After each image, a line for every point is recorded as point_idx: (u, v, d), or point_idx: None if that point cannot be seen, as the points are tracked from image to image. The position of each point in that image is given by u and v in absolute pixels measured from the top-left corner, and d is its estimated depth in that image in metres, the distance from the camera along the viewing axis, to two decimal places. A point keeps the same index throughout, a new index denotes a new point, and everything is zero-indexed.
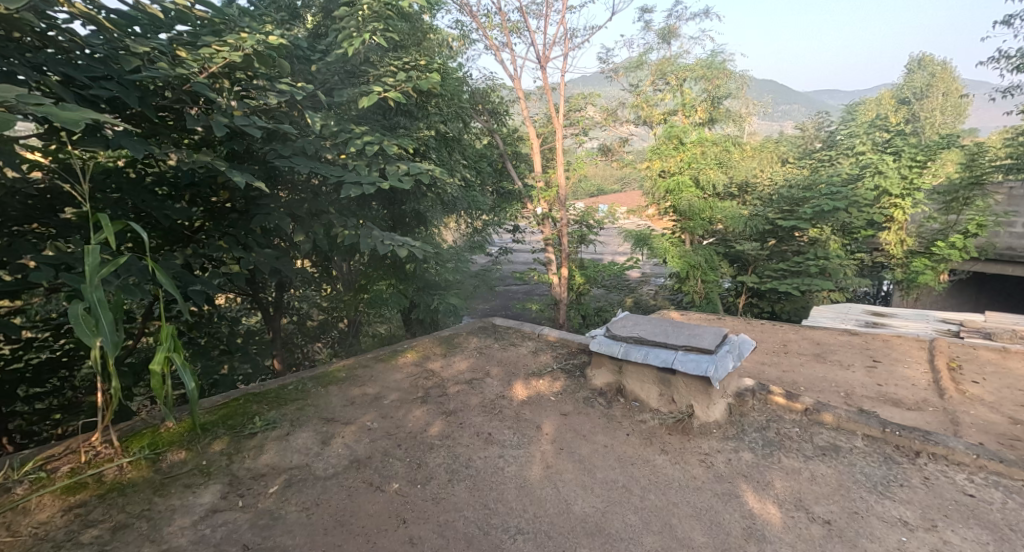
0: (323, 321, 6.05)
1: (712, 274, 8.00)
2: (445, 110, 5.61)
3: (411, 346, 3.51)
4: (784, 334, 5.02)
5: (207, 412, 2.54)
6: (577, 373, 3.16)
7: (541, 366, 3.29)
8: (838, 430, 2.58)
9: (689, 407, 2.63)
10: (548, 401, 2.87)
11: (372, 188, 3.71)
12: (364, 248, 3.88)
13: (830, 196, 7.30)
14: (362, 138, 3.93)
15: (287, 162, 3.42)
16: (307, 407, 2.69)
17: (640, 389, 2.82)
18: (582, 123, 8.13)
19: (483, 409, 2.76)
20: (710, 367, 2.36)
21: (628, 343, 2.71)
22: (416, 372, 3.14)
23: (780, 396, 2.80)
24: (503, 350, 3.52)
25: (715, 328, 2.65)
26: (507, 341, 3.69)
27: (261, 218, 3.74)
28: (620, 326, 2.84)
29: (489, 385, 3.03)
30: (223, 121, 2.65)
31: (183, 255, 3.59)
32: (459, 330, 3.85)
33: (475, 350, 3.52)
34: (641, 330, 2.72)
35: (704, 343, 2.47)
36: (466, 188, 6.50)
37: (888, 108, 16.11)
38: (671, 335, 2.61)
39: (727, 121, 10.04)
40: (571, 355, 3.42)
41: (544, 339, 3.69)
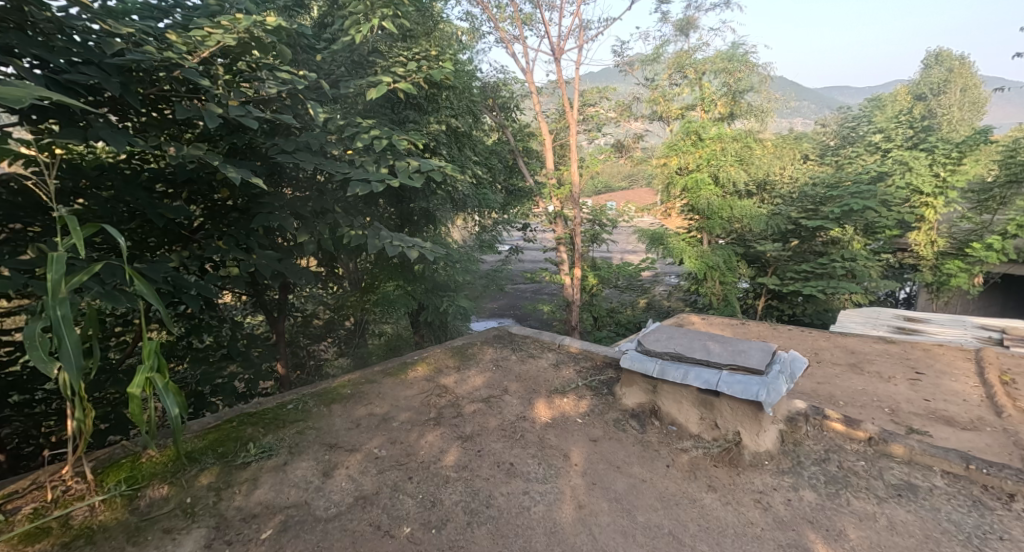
0: (330, 320, 5.76)
1: (730, 275, 7.75)
2: (456, 103, 5.36)
3: (422, 357, 3.28)
4: (815, 341, 4.74)
5: (195, 437, 2.32)
6: (604, 391, 2.92)
7: (564, 382, 3.04)
8: (912, 465, 2.35)
9: (736, 434, 2.42)
10: (574, 423, 2.63)
11: (380, 186, 3.46)
12: (373, 250, 3.64)
13: (858, 195, 6.96)
14: (370, 132, 3.67)
15: (291, 158, 3.23)
16: (307, 430, 2.45)
17: (677, 411, 2.61)
18: (596, 118, 7.83)
19: (503, 434, 2.52)
20: (761, 392, 2.13)
21: (663, 359, 2.46)
22: (428, 389, 2.90)
23: (838, 421, 2.58)
24: (520, 363, 3.28)
25: (761, 344, 2.42)
26: (525, 352, 3.45)
27: (263, 217, 3.52)
28: (651, 339, 2.58)
29: (507, 403, 2.79)
30: (216, 111, 2.43)
31: (178, 257, 3.37)
32: (473, 339, 3.62)
33: (490, 363, 3.27)
34: (677, 345, 2.48)
35: (753, 363, 2.23)
36: (477, 185, 6.24)
37: (907, 104, 15.74)
38: (712, 352, 2.37)
39: (746, 116, 9.69)
40: (595, 370, 3.18)
41: (565, 350, 3.46)
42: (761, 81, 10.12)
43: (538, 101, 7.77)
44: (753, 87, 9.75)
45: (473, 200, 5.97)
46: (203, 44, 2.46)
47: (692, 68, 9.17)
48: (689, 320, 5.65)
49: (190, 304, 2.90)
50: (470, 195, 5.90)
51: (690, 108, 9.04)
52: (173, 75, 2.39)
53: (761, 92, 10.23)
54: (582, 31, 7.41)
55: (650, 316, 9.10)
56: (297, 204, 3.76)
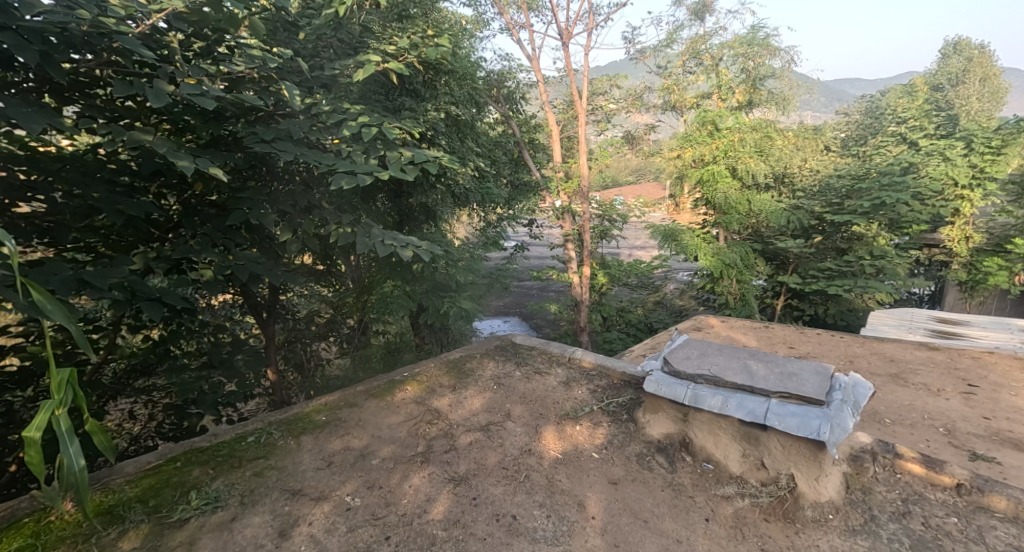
0: (331, 319, 5.34)
1: (747, 273, 7.40)
2: (457, 91, 5.03)
3: (413, 375, 2.95)
4: (848, 347, 4.35)
5: (127, 485, 2.05)
6: (624, 417, 2.62)
7: (575, 406, 2.72)
8: (1015, 522, 2.06)
9: (790, 478, 2.14)
10: (589, 461, 2.32)
11: (368, 178, 3.07)
12: (363, 251, 3.28)
13: (887, 187, 6.50)
14: (358, 119, 3.29)
15: (268, 148, 2.94)
16: (267, 472, 2.18)
17: (713, 447, 2.34)
18: (605, 108, 7.36)
19: (503, 475, 2.21)
20: (824, 429, 1.88)
21: (697, 385, 2.19)
22: (418, 414, 2.59)
23: (916, 463, 2.32)
24: (525, 381, 2.94)
25: (814, 367, 2.17)
26: (531, 367, 3.11)
27: (238, 214, 3.17)
28: (680, 357, 2.32)
29: (508, 433, 2.47)
30: (164, 89, 2.08)
31: (143, 259, 3.00)
32: (473, 352, 3.27)
33: (491, 381, 2.93)
34: (713, 366, 2.23)
35: (810, 392, 1.98)
36: (480, 179, 5.87)
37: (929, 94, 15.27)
38: (755, 376, 2.13)
39: (766, 104, 9.21)
40: (611, 390, 2.84)
41: (578, 364, 3.12)
42: (783, 67, 9.53)
43: (545, 90, 7.22)
44: (774, 73, 9.19)
45: (476, 194, 5.62)
46: (147, 9, 2.09)
47: (708, 53, 8.78)
48: (708, 323, 5.27)
49: (148, 312, 2.55)
50: (472, 189, 5.54)
51: (705, 98, 8.65)
52: (111, 46, 2.06)
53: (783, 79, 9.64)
54: (591, 16, 7.00)
55: (661, 316, 8.76)
56: (278, 198, 3.39)
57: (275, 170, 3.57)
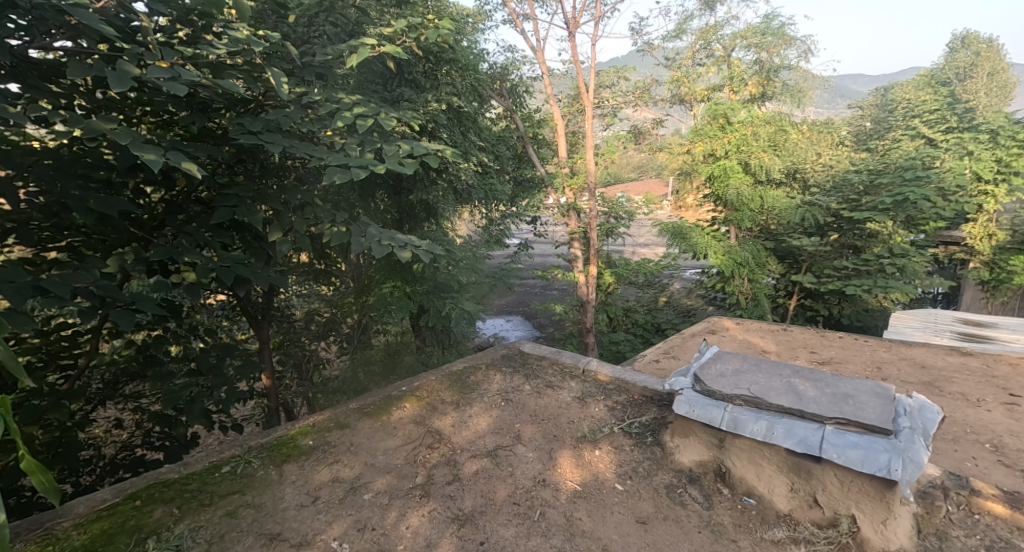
0: (330, 318, 5.14)
1: (759, 272, 7.27)
2: (461, 83, 4.87)
3: (412, 391, 2.95)
4: (874, 353, 4.13)
5: (78, 529, 1.94)
6: (649, 439, 2.58)
7: (594, 427, 2.69)
8: None
9: (850, 519, 2.02)
10: (610, 493, 2.26)
11: (362, 172, 2.83)
12: (358, 251, 3.05)
13: (906, 183, 6.24)
14: (352, 109, 3.02)
15: (254, 141, 2.75)
16: (241, 511, 2.10)
17: (756, 480, 2.24)
18: (611, 101, 7.08)
19: (515, 511, 2.14)
20: (895, 465, 1.87)
21: (738, 409, 2.22)
22: (417, 436, 2.58)
23: (998, 503, 2.16)
24: (535, 396, 2.94)
25: (875, 393, 2.18)
26: (543, 382, 3.10)
27: (224, 212, 2.94)
28: (714, 376, 2.39)
29: (518, 460, 2.43)
30: (129, 71, 1.85)
31: (118, 261, 2.74)
32: (478, 363, 3.29)
33: (498, 397, 2.93)
34: (756, 388, 2.26)
35: (873, 422, 1.98)
36: (483, 175, 5.66)
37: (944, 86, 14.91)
38: (805, 401, 2.14)
39: (780, 97, 8.91)
40: (632, 411, 2.79)
41: (593, 378, 3.12)
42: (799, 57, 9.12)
43: (550, 82, 6.92)
44: (789, 64, 8.82)
45: (479, 190, 5.39)
46: None
47: (719, 45, 8.54)
48: (723, 326, 5.03)
49: (119, 320, 2.32)
50: (475, 185, 5.30)
51: (716, 90, 8.41)
52: (68, 23, 1.86)
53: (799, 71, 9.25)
54: (598, 6, 6.75)
55: (669, 316, 8.57)
56: (267, 195, 3.17)
57: (266, 166, 3.36)
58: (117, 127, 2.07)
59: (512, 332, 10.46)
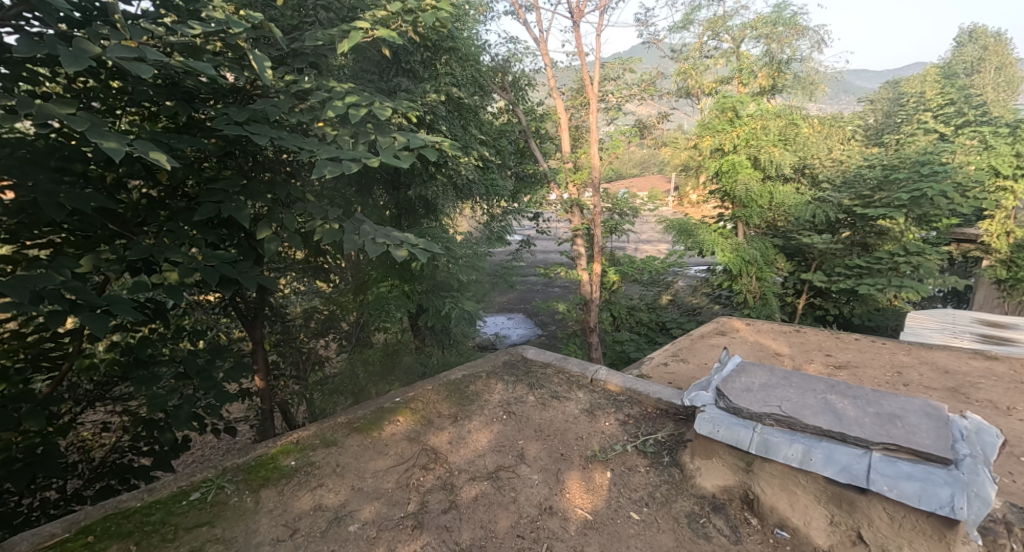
0: (331, 316, 4.91)
1: (767, 270, 7.12)
2: (461, 73, 4.68)
3: (407, 401, 2.88)
4: (894, 355, 3.97)
5: None
6: (665, 460, 2.51)
7: (605, 445, 2.62)
8: None
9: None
10: (618, 522, 2.16)
11: (354, 165, 2.64)
12: (351, 249, 2.86)
13: (922, 178, 6.03)
14: (344, 97, 2.83)
15: (239, 131, 2.58)
16: (211, 543, 1.98)
17: (791, 511, 2.15)
18: (616, 94, 6.85)
19: (519, 544, 2.04)
20: (958, 501, 1.80)
21: (770, 431, 2.19)
22: (412, 455, 2.50)
23: None
24: (540, 409, 2.88)
25: (931, 418, 2.12)
26: (549, 392, 3.04)
27: (209, 208, 2.76)
28: (737, 391, 2.39)
29: (521, 484, 2.34)
30: (87, 50, 1.68)
31: (93, 260, 2.56)
32: (477, 371, 3.21)
33: (499, 410, 2.86)
34: (788, 408, 2.22)
35: (929, 450, 1.92)
36: (483, 170, 5.47)
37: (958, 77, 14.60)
38: (848, 424, 2.09)
39: (791, 90, 8.73)
40: (646, 426, 2.75)
41: (603, 387, 3.09)
42: (811, 48, 8.87)
43: (553, 74, 6.68)
44: (801, 55, 8.59)
45: (479, 185, 5.19)
46: None
47: (728, 35, 8.47)
48: (734, 326, 4.88)
49: (90, 324, 2.15)
50: (475, 179, 5.11)
51: (725, 82, 8.27)
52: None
53: (811, 62, 8.98)
54: None
55: (674, 314, 8.41)
56: (255, 188, 2.99)
57: (258, 160, 3.20)
58: (79, 113, 1.90)
59: (514, 330, 10.32)
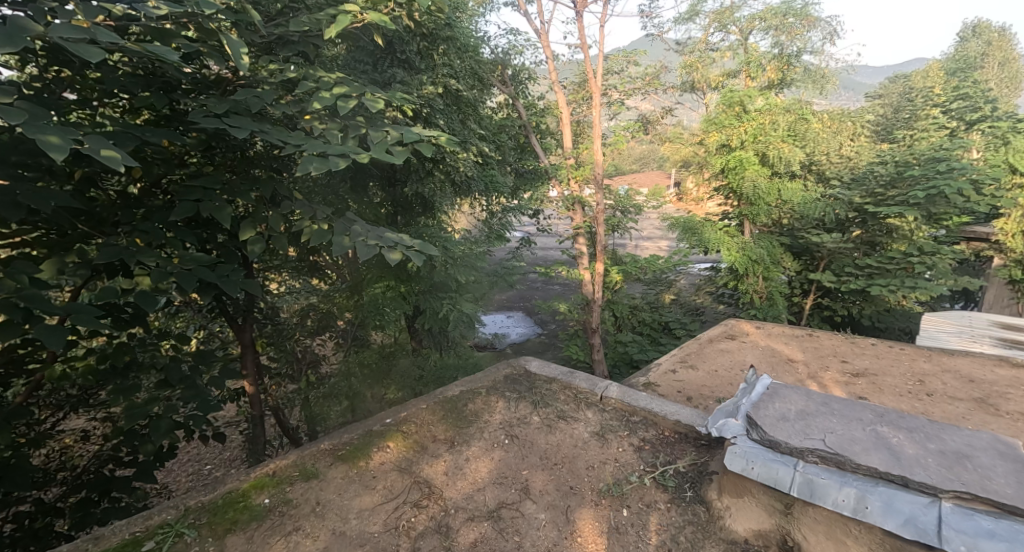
0: (324, 314, 4.73)
1: (774, 269, 6.94)
2: (460, 64, 4.48)
3: (398, 425, 2.73)
4: (914, 362, 3.81)
5: None
6: (688, 496, 2.36)
7: (620, 476, 2.48)
8: None
9: None
10: None
11: (342, 161, 2.42)
12: (341, 252, 2.66)
13: (937, 175, 5.81)
14: (333, 88, 2.61)
15: (214, 123, 2.36)
16: None
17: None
18: (621, 88, 6.62)
19: None
20: None
21: (815, 471, 2.04)
22: (405, 489, 2.36)
23: None
24: (546, 432, 2.76)
25: (1008, 461, 1.97)
26: (557, 411, 2.93)
27: (186, 207, 2.55)
28: (770, 419, 2.25)
29: (526, 526, 2.20)
30: (26, 28, 1.51)
31: (56, 265, 2.35)
32: (476, 387, 3.10)
33: (500, 434, 2.73)
34: (833, 444, 2.07)
35: (1011, 502, 1.77)
36: (482, 166, 5.26)
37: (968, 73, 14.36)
38: (910, 465, 1.95)
39: (800, 84, 8.54)
40: (665, 455, 2.61)
41: (612, 405, 2.98)
42: (823, 40, 8.62)
43: (554, 67, 6.46)
44: (813, 47, 8.37)
45: (478, 182, 5.00)
46: None
47: (736, 27, 8.31)
48: (743, 328, 4.71)
49: (44, 339, 1.98)
50: (474, 176, 4.92)
51: (732, 76, 8.11)
52: None
53: (822, 55, 8.73)
54: None
55: (677, 313, 8.25)
56: (239, 187, 2.78)
57: (246, 155, 3.00)
58: (19, 102, 1.71)
59: (513, 329, 10.16)
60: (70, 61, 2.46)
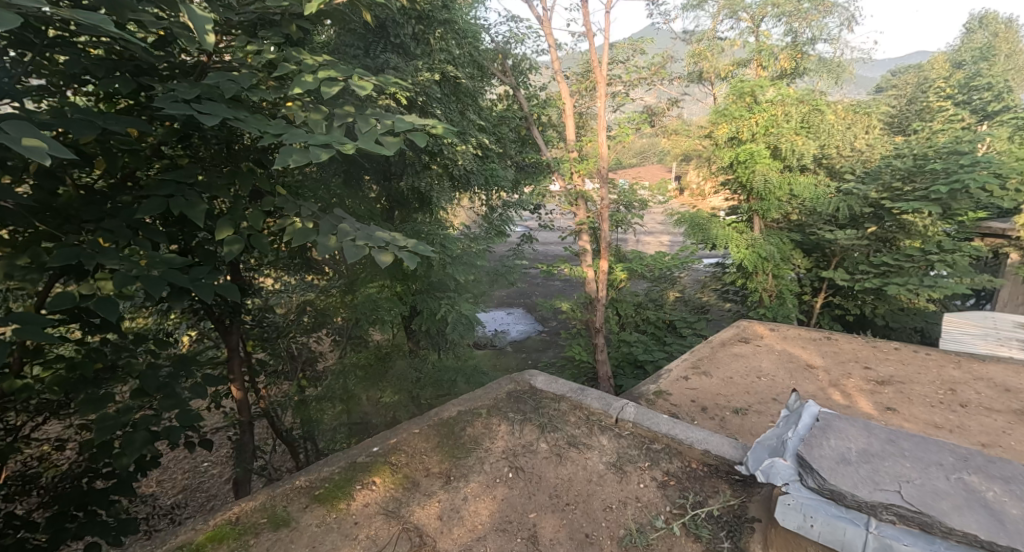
0: (321, 311, 4.40)
1: (784, 267, 6.70)
2: (459, 50, 4.23)
3: (388, 455, 2.54)
4: (943, 369, 3.58)
5: None
6: (728, 546, 2.12)
7: (644, 521, 2.24)
8: None
9: None
10: None
11: (325, 154, 2.16)
12: (326, 254, 2.42)
13: (960, 169, 5.54)
14: (316, 71, 2.36)
15: (179, 109, 2.09)
16: None
17: None
18: (628, 78, 6.37)
19: None
20: None
21: (893, 534, 1.81)
22: (396, 537, 2.13)
23: None
24: (554, 463, 2.55)
25: None
26: (567, 435, 2.73)
27: (154, 203, 2.28)
28: (828, 463, 2.02)
29: None
30: None
31: (6, 266, 2.12)
32: (477, 406, 2.92)
33: (504, 466, 2.52)
34: (912, 499, 1.85)
35: None
36: (482, 158, 5.01)
37: (982, 64, 14.01)
38: (1000, 528, 1.73)
39: (813, 74, 8.25)
40: (694, 493, 2.37)
41: (621, 426, 2.78)
42: (839, 27, 8.30)
43: (558, 56, 6.18)
44: (828, 35, 8.07)
45: (478, 176, 4.76)
46: None
47: (747, 14, 8.08)
48: (757, 331, 4.48)
49: None
50: (474, 170, 4.68)
51: (742, 66, 7.84)
52: None
53: (837, 43, 8.42)
54: None
55: (683, 312, 8.03)
56: (216, 182, 2.53)
57: (230, 149, 2.76)
58: None
59: (514, 326, 9.94)
60: (33, 42, 2.22)
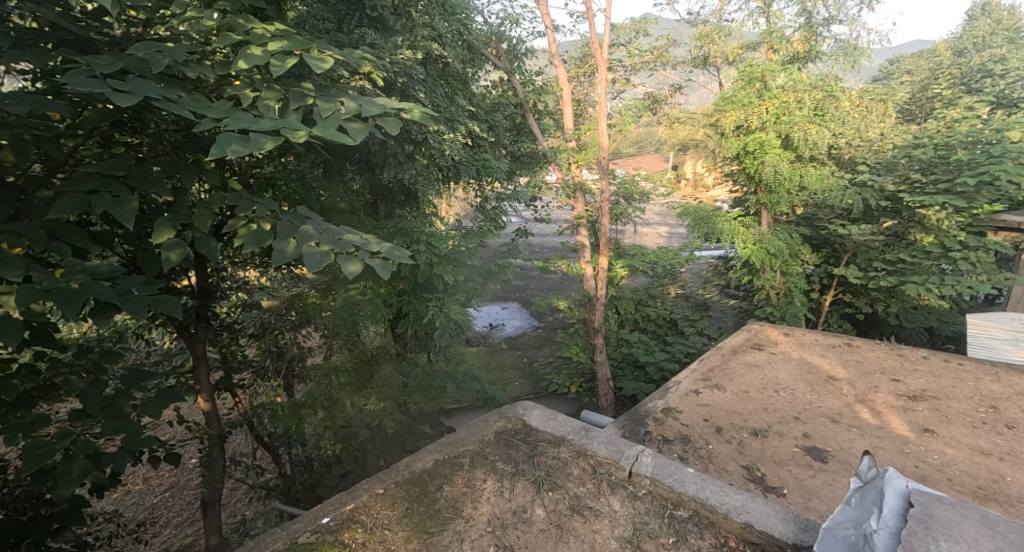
0: (304, 315, 4.01)
1: (793, 264, 6.34)
2: (444, 25, 3.80)
3: (337, 531, 2.19)
4: (981, 383, 3.27)
5: None
6: None
7: None
8: None
9: None
10: None
11: (269, 143, 1.76)
12: (282, 262, 2.01)
13: (986, 160, 5.27)
14: (267, 42, 1.96)
15: (91, 87, 1.68)
16: None
17: None
18: (632, 62, 6.09)
19: None
20: None
21: None
22: None
23: None
24: (555, 539, 2.17)
25: None
26: (573, 498, 2.35)
27: (72, 201, 1.86)
28: None
29: None
30: None
31: None
32: (457, 454, 2.62)
33: (489, 542, 2.16)
34: None
35: None
36: (473, 147, 4.62)
37: (996, 49, 13.54)
38: None
39: (825, 58, 7.85)
40: None
41: (635, 480, 2.43)
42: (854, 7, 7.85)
43: (554, 38, 5.79)
44: (843, 16, 7.62)
45: (469, 167, 4.36)
46: None
47: None
48: (770, 336, 4.14)
49: None
50: (465, 160, 4.29)
51: (750, 49, 7.44)
52: None
53: (852, 25, 7.97)
54: None
55: (684, 309, 7.68)
56: (153, 177, 2.10)
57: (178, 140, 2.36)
58: None
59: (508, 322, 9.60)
60: None
